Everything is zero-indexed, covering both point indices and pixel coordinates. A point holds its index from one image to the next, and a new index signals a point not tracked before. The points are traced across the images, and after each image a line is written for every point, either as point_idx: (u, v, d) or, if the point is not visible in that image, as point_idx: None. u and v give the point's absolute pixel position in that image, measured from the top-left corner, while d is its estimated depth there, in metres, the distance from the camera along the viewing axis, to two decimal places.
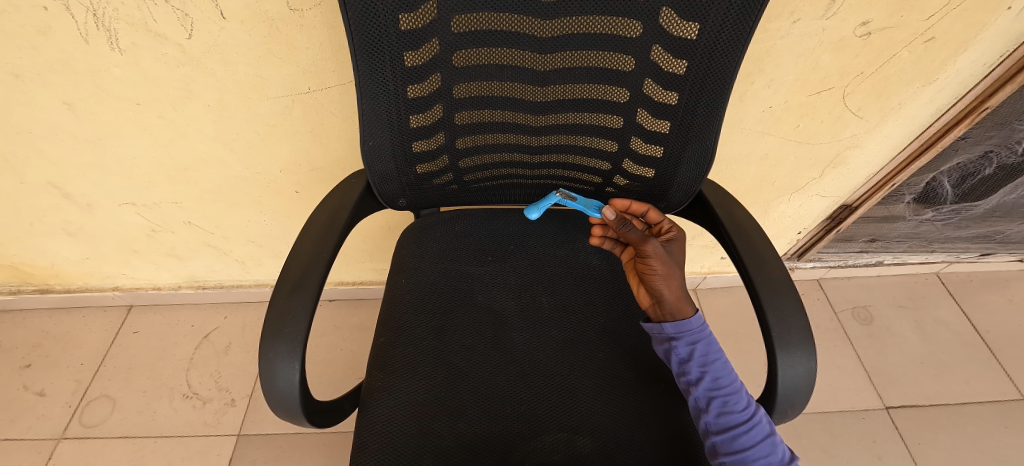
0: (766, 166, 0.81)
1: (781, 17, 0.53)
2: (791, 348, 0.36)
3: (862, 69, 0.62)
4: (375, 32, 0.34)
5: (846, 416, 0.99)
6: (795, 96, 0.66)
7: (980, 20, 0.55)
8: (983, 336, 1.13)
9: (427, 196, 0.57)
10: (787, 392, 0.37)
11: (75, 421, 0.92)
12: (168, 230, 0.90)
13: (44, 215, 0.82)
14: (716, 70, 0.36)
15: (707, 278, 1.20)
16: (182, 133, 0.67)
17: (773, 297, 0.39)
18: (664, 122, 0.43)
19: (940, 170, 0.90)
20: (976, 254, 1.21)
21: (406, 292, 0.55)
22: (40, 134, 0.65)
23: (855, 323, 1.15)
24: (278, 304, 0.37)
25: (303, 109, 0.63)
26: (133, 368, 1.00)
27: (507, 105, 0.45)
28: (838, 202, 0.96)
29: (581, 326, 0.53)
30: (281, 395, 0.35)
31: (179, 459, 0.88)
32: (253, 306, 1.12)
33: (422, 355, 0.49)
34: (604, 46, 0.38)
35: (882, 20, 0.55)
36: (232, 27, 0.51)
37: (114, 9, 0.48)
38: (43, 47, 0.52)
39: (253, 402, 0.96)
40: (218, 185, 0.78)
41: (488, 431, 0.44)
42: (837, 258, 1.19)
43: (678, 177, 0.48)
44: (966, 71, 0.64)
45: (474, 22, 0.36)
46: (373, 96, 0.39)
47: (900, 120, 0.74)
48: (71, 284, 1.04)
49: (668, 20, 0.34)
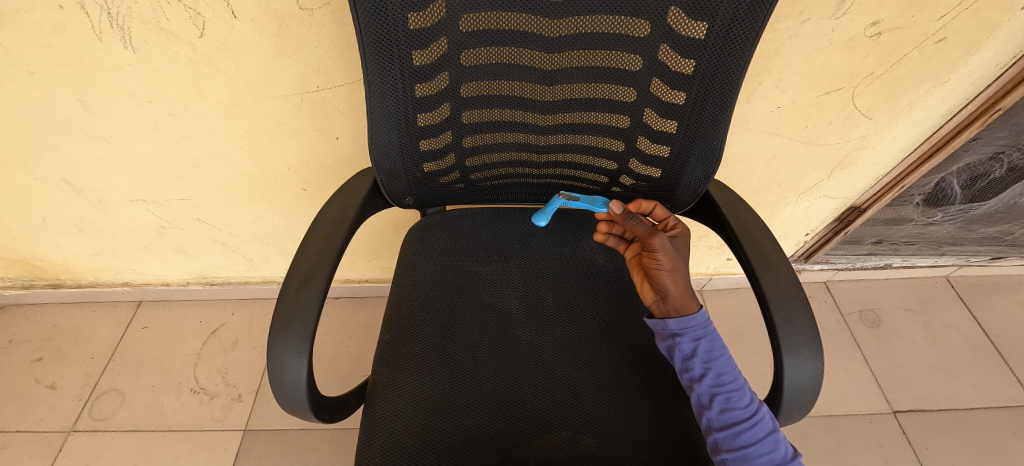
0: (773, 167, 0.81)
1: (790, 17, 0.53)
2: (798, 348, 0.36)
3: (871, 70, 0.62)
4: (384, 31, 0.34)
5: (853, 419, 0.98)
6: (803, 96, 0.65)
7: (992, 20, 0.55)
8: (993, 340, 1.11)
9: (433, 194, 0.57)
10: (794, 393, 0.36)
11: (85, 415, 0.93)
12: (178, 227, 0.91)
13: (57, 211, 0.84)
14: (725, 69, 0.36)
15: (712, 279, 1.19)
16: (192, 130, 0.68)
17: (780, 297, 0.39)
18: (672, 122, 0.43)
19: (950, 172, 0.89)
20: (986, 257, 1.19)
21: (412, 291, 0.56)
22: (53, 131, 0.66)
23: (862, 325, 1.14)
24: (285, 300, 0.37)
25: (311, 108, 0.64)
26: (142, 362, 1.01)
27: (513, 103, 0.45)
28: (846, 203, 0.95)
29: (586, 326, 0.53)
30: (289, 388, 0.35)
31: (186, 454, 0.89)
32: (260, 303, 1.13)
33: (428, 352, 0.49)
34: (611, 46, 0.38)
35: (893, 20, 0.54)
36: (242, 25, 0.51)
37: (128, 7, 0.49)
38: (58, 45, 0.53)
39: (259, 397, 0.97)
40: (227, 182, 0.79)
41: (492, 429, 0.44)
42: (845, 260, 1.18)
43: (685, 176, 0.48)
44: (979, 71, 0.63)
45: (481, 21, 0.36)
46: (381, 95, 0.40)
47: (910, 121, 0.73)
48: (82, 279, 1.05)
49: (677, 19, 0.34)
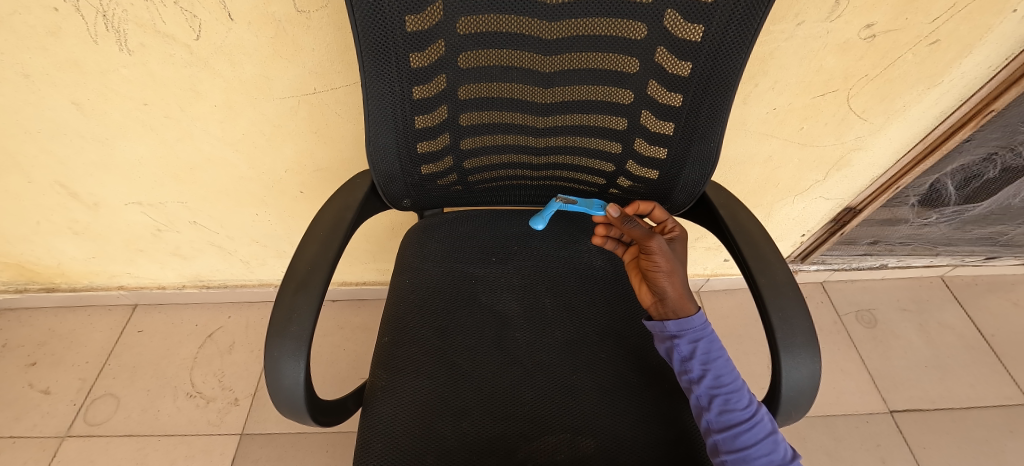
0: (769, 168, 0.81)
1: (785, 19, 0.53)
2: (796, 349, 0.37)
3: (866, 71, 0.62)
4: (382, 33, 0.34)
5: (850, 419, 0.98)
6: (799, 97, 0.66)
7: (986, 23, 0.55)
8: (988, 340, 1.12)
9: (431, 197, 0.57)
10: (792, 394, 0.37)
11: (80, 420, 0.92)
12: (174, 230, 0.90)
13: (51, 214, 0.83)
14: (721, 71, 0.36)
15: (710, 280, 1.20)
16: (188, 133, 0.67)
17: (778, 298, 0.39)
18: (669, 123, 0.43)
19: (944, 172, 0.89)
20: (980, 257, 1.19)
21: (410, 293, 0.56)
22: (48, 134, 0.66)
23: (859, 325, 1.15)
24: (283, 303, 0.37)
25: (308, 110, 0.63)
26: (138, 366, 1.00)
27: (511, 105, 0.45)
28: (842, 204, 0.96)
29: (585, 328, 0.53)
30: (287, 391, 0.35)
31: (182, 458, 0.88)
32: (257, 306, 1.12)
33: (426, 354, 0.49)
34: (608, 49, 0.38)
35: (887, 22, 0.55)
36: (240, 28, 0.51)
37: (124, 10, 0.49)
38: (53, 47, 0.52)
39: (256, 401, 0.97)
40: (223, 185, 0.79)
41: (491, 431, 0.44)
42: (841, 260, 1.18)
43: (683, 177, 0.48)
44: (973, 73, 0.64)
45: (479, 24, 0.36)
46: (379, 97, 0.40)
47: (904, 122, 0.73)
48: (77, 283, 1.05)
49: (674, 22, 0.34)
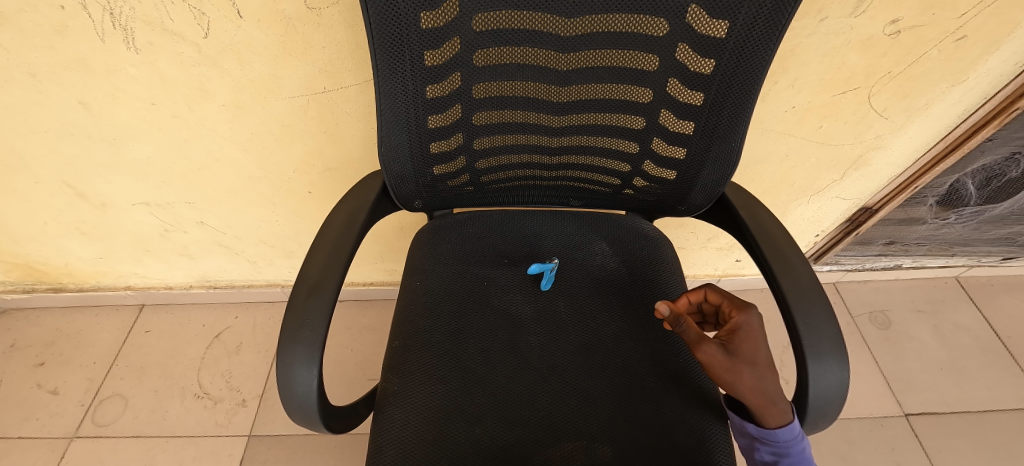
0: (785, 168, 0.80)
1: (808, 15, 0.52)
2: (824, 356, 0.35)
3: (889, 68, 0.61)
4: (396, 31, 0.33)
5: (864, 422, 0.97)
6: (818, 96, 0.64)
7: (1014, 19, 0.54)
8: (1005, 342, 1.10)
9: (442, 197, 0.56)
10: (820, 403, 0.35)
11: (88, 420, 0.92)
12: (181, 230, 0.90)
13: (59, 214, 0.83)
14: (746, 68, 0.35)
15: (721, 281, 1.18)
16: (196, 132, 0.66)
17: (803, 304, 0.37)
18: (690, 123, 0.42)
19: (965, 171, 0.87)
20: (997, 257, 1.17)
21: (421, 295, 0.55)
22: (55, 133, 0.65)
23: (872, 327, 1.13)
24: (295, 308, 0.36)
25: (318, 109, 0.62)
26: (146, 366, 1.00)
27: (525, 104, 0.44)
28: (857, 204, 0.94)
29: (599, 332, 0.52)
30: (299, 399, 0.34)
31: (190, 459, 0.88)
32: (265, 306, 1.12)
33: (439, 359, 0.48)
34: (628, 46, 0.37)
35: (912, 18, 0.53)
36: (249, 25, 0.50)
37: (130, 8, 0.48)
38: (59, 46, 0.52)
39: (264, 401, 0.96)
40: (230, 185, 0.78)
41: (506, 438, 0.43)
42: (855, 261, 1.16)
43: (702, 178, 0.47)
44: (998, 70, 0.62)
45: (496, 20, 0.35)
46: (392, 96, 0.38)
47: (926, 120, 0.71)
48: (84, 283, 1.05)
49: (697, 18, 0.33)
